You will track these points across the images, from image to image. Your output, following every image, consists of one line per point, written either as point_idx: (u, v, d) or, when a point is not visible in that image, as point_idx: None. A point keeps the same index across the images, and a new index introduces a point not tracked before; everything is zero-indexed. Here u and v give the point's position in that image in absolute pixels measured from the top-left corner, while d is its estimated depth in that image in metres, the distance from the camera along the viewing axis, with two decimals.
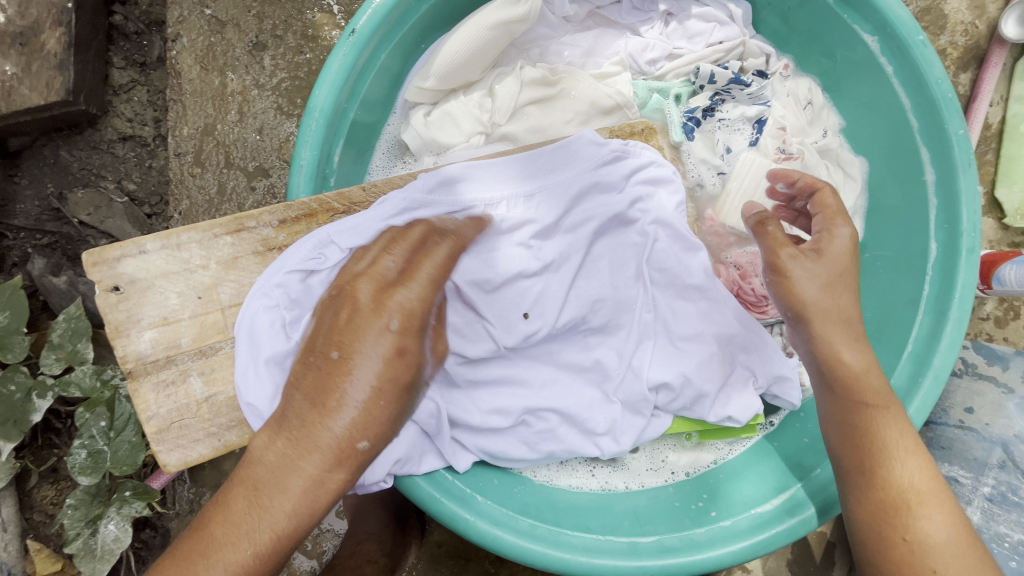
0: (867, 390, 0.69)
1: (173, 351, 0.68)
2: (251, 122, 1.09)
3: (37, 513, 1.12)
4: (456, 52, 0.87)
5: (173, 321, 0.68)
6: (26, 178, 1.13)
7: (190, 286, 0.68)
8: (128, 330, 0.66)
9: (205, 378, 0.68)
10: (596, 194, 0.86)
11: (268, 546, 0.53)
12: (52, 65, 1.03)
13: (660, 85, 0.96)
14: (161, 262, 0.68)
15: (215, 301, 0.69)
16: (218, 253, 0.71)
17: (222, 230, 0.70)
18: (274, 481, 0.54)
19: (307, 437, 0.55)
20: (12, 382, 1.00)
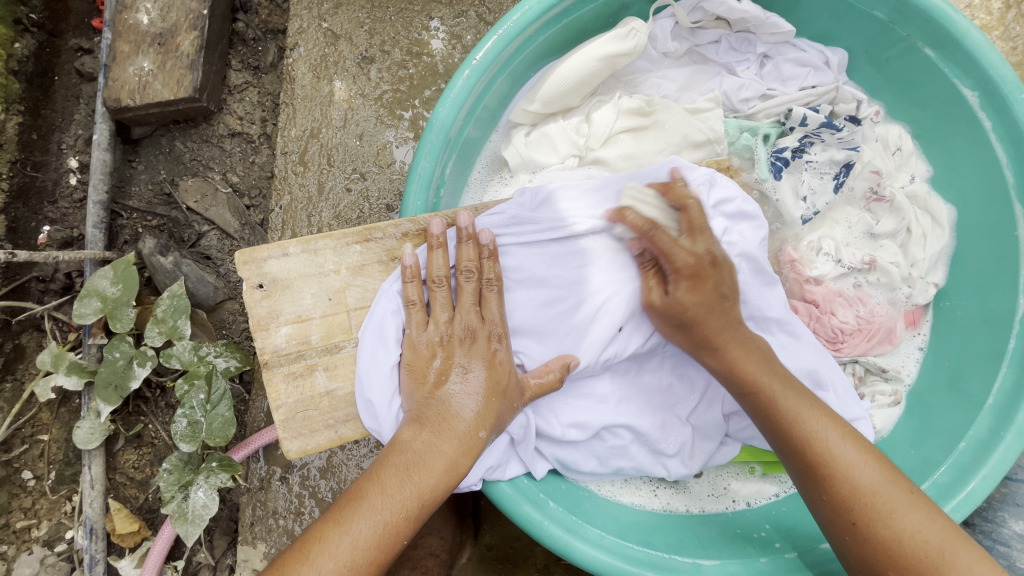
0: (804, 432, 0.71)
1: (303, 346, 0.77)
2: (353, 129, 1.17)
3: (120, 475, 1.19)
4: (563, 80, 0.93)
5: (306, 319, 0.77)
6: (143, 163, 1.23)
7: (323, 289, 0.78)
8: (269, 325, 0.76)
9: (329, 373, 0.78)
10: None
11: (413, 511, 0.64)
12: (184, 64, 1.14)
13: (751, 124, 0.99)
14: (300, 265, 0.78)
15: (343, 303, 0.79)
16: (347, 260, 0.80)
17: (354, 239, 0.80)
18: (420, 463, 0.66)
19: (446, 426, 0.69)
20: (118, 350, 1.08)
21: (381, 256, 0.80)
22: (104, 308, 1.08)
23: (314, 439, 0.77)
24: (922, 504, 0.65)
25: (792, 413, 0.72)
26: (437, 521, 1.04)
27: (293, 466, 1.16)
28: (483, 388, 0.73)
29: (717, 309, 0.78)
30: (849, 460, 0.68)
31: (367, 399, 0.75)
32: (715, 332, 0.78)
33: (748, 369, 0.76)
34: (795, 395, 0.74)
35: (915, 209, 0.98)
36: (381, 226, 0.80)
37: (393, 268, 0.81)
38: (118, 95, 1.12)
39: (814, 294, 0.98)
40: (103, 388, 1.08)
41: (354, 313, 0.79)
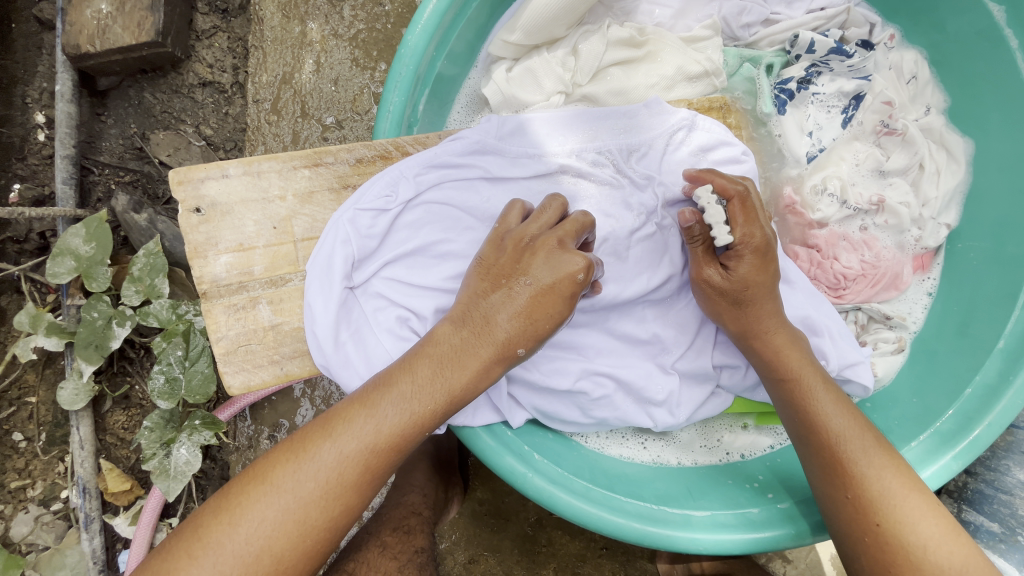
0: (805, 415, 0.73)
1: (245, 277, 0.71)
2: (327, 73, 1.10)
3: (110, 436, 1.19)
4: (547, 5, 0.85)
5: (248, 247, 0.71)
6: (112, 117, 1.17)
7: (267, 215, 0.71)
8: (207, 251, 0.69)
9: (273, 307, 0.72)
10: (675, 154, 0.85)
11: (431, 413, 0.62)
12: (144, 6, 1.07)
13: (752, 53, 0.92)
14: (241, 188, 0.71)
15: (290, 233, 0.72)
16: (295, 185, 0.73)
17: (302, 162, 0.73)
18: (451, 361, 0.63)
19: (487, 331, 0.64)
20: (95, 310, 1.06)
21: (331, 183, 0.74)
22: (79, 267, 1.05)
23: (259, 374, 0.71)
24: (887, 457, 0.69)
25: (811, 392, 0.74)
26: (421, 478, 1.02)
27: (282, 424, 1.15)
28: (526, 307, 0.64)
29: (765, 296, 0.77)
30: (832, 422, 0.71)
31: (315, 335, 0.69)
32: (761, 317, 0.77)
33: (790, 358, 0.76)
34: (829, 393, 0.74)
35: (928, 144, 0.91)
36: (332, 149, 0.74)
37: (345, 198, 0.74)
38: (77, 41, 1.06)
39: (817, 239, 0.92)
40: (83, 348, 1.06)
41: (302, 244, 0.72)
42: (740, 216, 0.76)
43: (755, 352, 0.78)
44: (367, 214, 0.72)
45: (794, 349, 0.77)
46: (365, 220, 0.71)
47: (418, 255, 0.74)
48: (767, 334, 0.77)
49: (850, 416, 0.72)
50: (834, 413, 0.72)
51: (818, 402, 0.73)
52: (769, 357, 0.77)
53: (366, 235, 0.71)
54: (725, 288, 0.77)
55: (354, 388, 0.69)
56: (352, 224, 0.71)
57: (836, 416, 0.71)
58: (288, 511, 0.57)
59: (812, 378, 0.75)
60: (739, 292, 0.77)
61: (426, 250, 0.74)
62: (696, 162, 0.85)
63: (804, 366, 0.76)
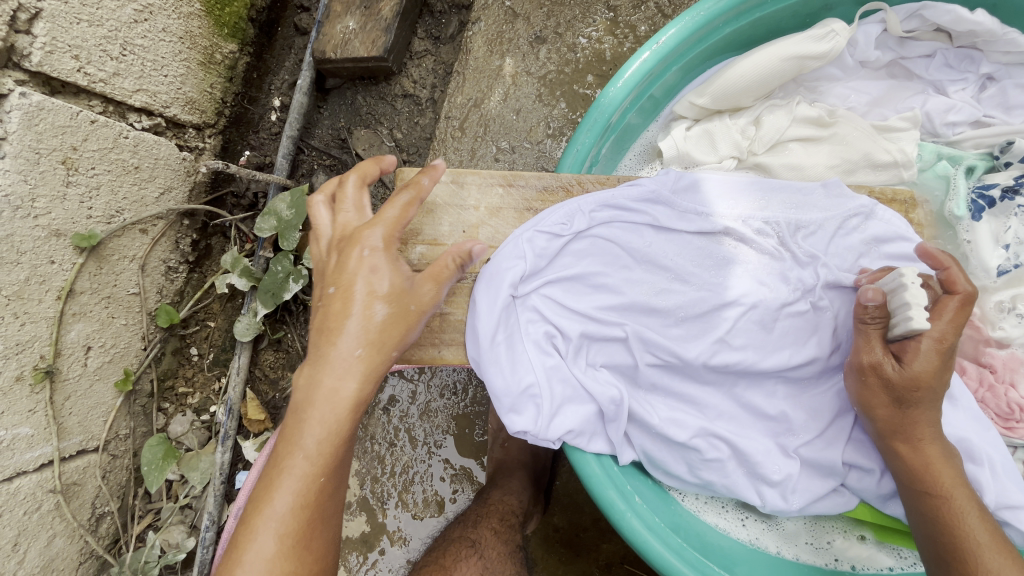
0: (949, 538, 0.69)
1: (431, 267, 0.84)
2: (512, 103, 1.23)
3: (260, 370, 1.39)
4: (740, 76, 0.89)
5: (439, 242, 0.85)
6: (328, 111, 1.41)
7: (461, 221, 0.85)
8: (410, 239, 0.84)
9: (449, 297, 0.84)
10: (843, 239, 0.84)
11: (329, 453, 0.70)
12: (381, 27, 1.28)
13: (953, 152, 0.89)
14: (446, 192, 0.86)
15: (475, 238, 0.85)
16: (488, 200, 0.87)
17: (498, 181, 0.87)
18: (319, 404, 0.70)
19: (323, 359, 0.71)
20: (280, 265, 1.27)
21: (518, 204, 0.87)
22: (278, 227, 1.26)
23: (420, 351, 0.84)
24: None
25: (961, 517, 0.70)
26: (517, 484, 1.07)
27: (397, 400, 1.26)
28: (379, 328, 0.72)
29: (928, 401, 0.73)
30: (982, 553, 0.67)
31: (476, 330, 0.79)
32: (918, 421, 0.73)
33: (942, 474, 0.72)
34: (981, 520, 0.69)
35: None
36: (525, 175, 0.87)
37: (526, 218, 0.86)
38: (324, 48, 1.30)
39: (992, 359, 0.84)
40: (263, 293, 1.27)
41: (483, 249, 0.85)
42: (950, 312, 0.72)
43: (902, 459, 0.75)
44: (544, 236, 0.82)
45: (945, 464, 0.73)
46: (541, 241, 0.82)
47: (577, 280, 0.84)
48: (919, 442, 0.74)
49: (1002, 552, 0.68)
50: (986, 543, 0.68)
51: (967, 527, 0.69)
52: (917, 467, 0.73)
53: (538, 254, 0.81)
54: (892, 382, 0.73)
55: (496, 384, 0.78)
56: (530, 242, 0.81)
57: (987, 548, 0.67)
58: (298, 503, 0.68)
59: (962, 500, 0.71)
60: (908, 391, 0.72)
61: (583, 278, 0.84)
62: (865, 252, 0.83)
63: (958, 485, 0.71)
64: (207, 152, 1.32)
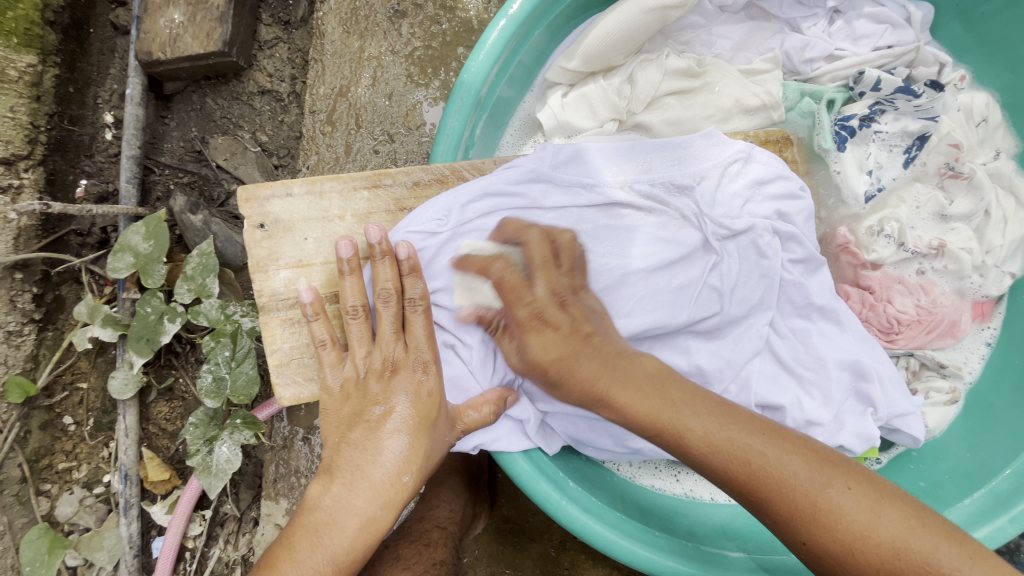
0: (745, 468, 0.60)
1: (302, 290, 0.77)
2: (382, 87, 1.13)
3: (152, 425, 1.23)
4: (606, 34, 0.85)
5: (306, 264, 0.78)
6: (174, 121, 1.23)
7: (326, 234, 0.79)
8: (268, 266, 0.77)
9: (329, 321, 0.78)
10: (729, 185, 0.84)
11: (329, 574, 0.64)
12: (214, 17, 1.11)
13: (814, 88, 0.90)
14: (303, 207, 0.79)
15: (347, 250, 0.79)
16: (354, 206, 0.81)
17: (362, 184, 0.81)
18: (334, 520, 0.66)
19: (360, 479, 0.68)
20: (149, 305, 1.10)
21: (388, 205, 0.81)
22: (137, 264, 1.09)
23: (308, 387, 0.79)
24: (829, 467, 0.59)
25: (701, 433, 0.63)
26: (449, 493, 1.03)
27: (316, 427, 1.18)
28: (408, 447, 0.71)
29: (586, 351, 0.72)
30: (772, 467, 0.59)
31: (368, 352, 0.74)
32: (589, 380, 0.71)
33: (669, 387, 0.68)
34: (697, 414, 0.65)
35: (997, 189, 0.87)
36: (391, 172, 0.81)
37: (399, 218, 0.81)
38: (149, 48, 1.11)
39: (870, 280, 0.89)
40: (135, 341, 1.10)
41: (356, 262, 0.79)
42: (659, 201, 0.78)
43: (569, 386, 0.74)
44: (418, 235, 0.78)
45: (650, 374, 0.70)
46: (419, 239, 0.78)
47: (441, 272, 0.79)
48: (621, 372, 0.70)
49: (769, 441, 0.61)
50: (747, 436, 0.62)
51: (711, 436, 0.63)
52: (631, 411, 0.68)
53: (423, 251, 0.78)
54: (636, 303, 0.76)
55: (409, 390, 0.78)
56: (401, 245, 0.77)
57: (757, 449, 0.61)
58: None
59: (689, 406, 0.66)
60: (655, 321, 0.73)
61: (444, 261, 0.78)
62: (751, 195, 0.83)
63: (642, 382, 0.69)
64: (26, 190, 1.10)
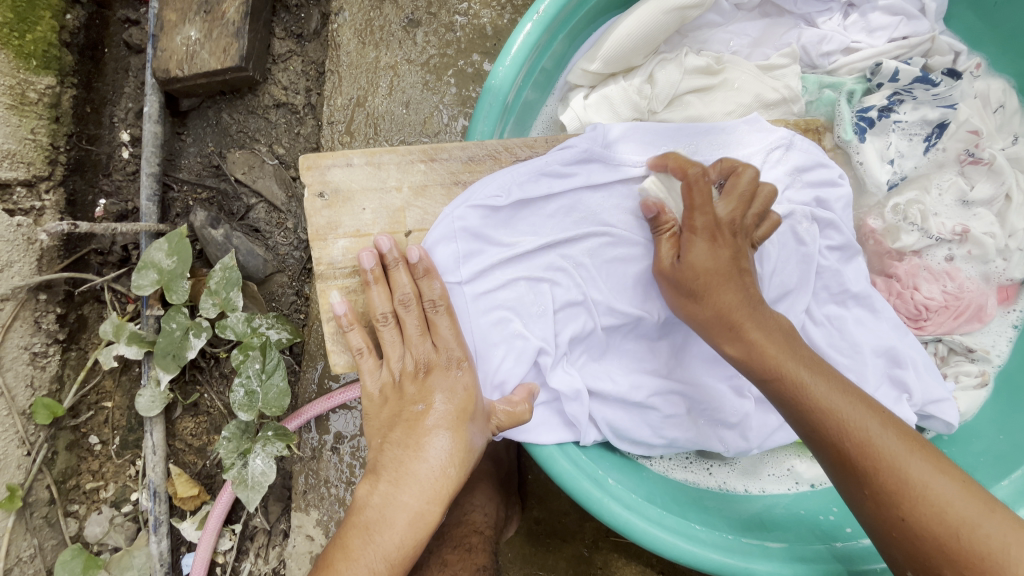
0: (844, 434, 0.64)
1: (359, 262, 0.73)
2: (399, 96, 1.14)
3: (179, 441, 1.23)
4: (627, 35, 0.87)
5: (364, 234, 0.73)
6: (191, 136, 1.23)
7: (384, 206, 0.73)
8: (327, 236, 0.72)
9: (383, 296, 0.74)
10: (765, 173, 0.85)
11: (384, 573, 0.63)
12: (230, 33, 1.12)
13: (832, 80, 0.91)
14: (363, 176, 0.73)
15: (403, 224, 0.74)
16: (410, 178, 0.75)
17: (418, 156, 0.75)
18: (384, 517, 0.65)
19: (406, 474, 0.67)
20: (175, 321, 1.10)
21: (444, 178, 0.76)
22: (161, 280, 1.09)
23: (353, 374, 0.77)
24: (923, 448, 0.63)
25: (819, 398, 0.66)
26: (482, 497, 1.03)
27: (344, 436, 1.18)
28: (451, 440, 0.69)
29: (733, 276, 0.72)
30: (868, 438, 0.63)
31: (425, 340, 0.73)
32: (725, 303, 0.71)
33: (765, 351, 0.70)
34: (823, 380, 0.67)
35: (1016, 173, 0.89)
36: (447, 147, 0.76)
37: (455, 193, 0.76)
38: (166, 66, 1.12)
39: (897, 269, 0.91)
40: (162, 357, 1.10)
41: (412, 235, 0.74)
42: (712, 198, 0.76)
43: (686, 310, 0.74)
44: (478, 211, 0.75)
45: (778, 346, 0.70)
46: (474, 218, 0.74)
47: (486, 248, 0.76)
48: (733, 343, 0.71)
49: (878, 415, 0.65)
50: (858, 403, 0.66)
51: (829, 399, 0.66)
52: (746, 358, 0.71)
53: (474, 232, 0.75)
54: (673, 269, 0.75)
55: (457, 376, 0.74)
56: (463, 222, 0.74)
57: (861, 415, 0.64)
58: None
59: (805, 371, 0.68)
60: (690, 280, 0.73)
61: (491, 235, 0.76)
62: (790, 182, 0.86)
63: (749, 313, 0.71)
64: (48, 211, 1.11)
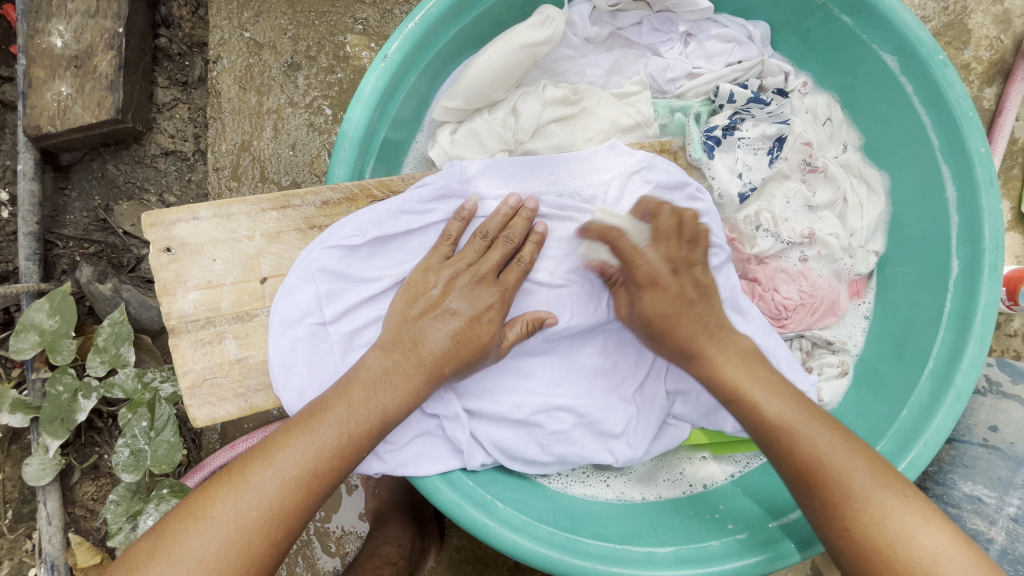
0: (826, 459, 0.66)
1: (213, 312, 0.74)
2: (285, 138, 1.15)
3: (79, 508, 1.17)
4: (481, 74, 0.91)
5: (216, 284, 0.74)
6: (76, 190, 1.19)
7: (235, 255, 0.74)
8: (175, 289, 0.72)
9: (239, 341, 0.74)
10: (629, 189, 0.88)
11: (259, 511, 0.59)
12: (104, 86, 1.10)
13: (681, 103, 0.99)
14: (212, 229, 0.74)
15: (257, 271, 0.75)
16: (263, 226, 0.76)
17: (269, 205, 0.76)
18: (270, 455, 0.61)
19: (308, 424, 0.63)
20: (60, 383, 1.05)
21: (298, 223, 0.77)
22: (43, 342, 1.04)
23: (224, 407, 0.73)
24: (868, 459, 0.66)
25: (809, 436, 0.68)
26: (395, 529, 1.03)
27: None
28: (380, 377, 0.68)
29: (686, 312, 0.81)
30: (836, 465, 0.65)
31: (285, 390, 0.73)
32: (689, 336, 0.80)
33: (730, 375, 0.76)
34: (828, 430, 0.68)
35: (850, 178, 0.98)
36: (300, 192, 0.77)
37: (312, 236, 0.77)
38: (37, 123, 1.08)
39: (756, 272, 0.98)
40: (48, 423, 1.05)
41: (269, 281, 0.75)
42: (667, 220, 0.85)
43: (652, 297, 0.82)
44: (336, 251, 0.75)
45: (749, 347, 0.80)
46: (332, 258, 0.74)
47: (349, 287, 0.76)
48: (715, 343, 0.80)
49: (852, 447, 0.67)
50: (832, 438, 0.67)
51: (819, 439, 0.67)
52: (755, 422, 0.73)
53: (334, 273, 0.75)
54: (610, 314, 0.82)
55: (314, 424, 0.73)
56: (319, 263, 0.74)
57: (826, 438, 0.67)
58: (230, 541, 0.57)
59: (814, 418, 0.70)
60: (660, 327, 0.82)
61: (350, 274, 0.76)
62: (652, 197, 0.89)
63: (710, 343, 0.79)
64: None
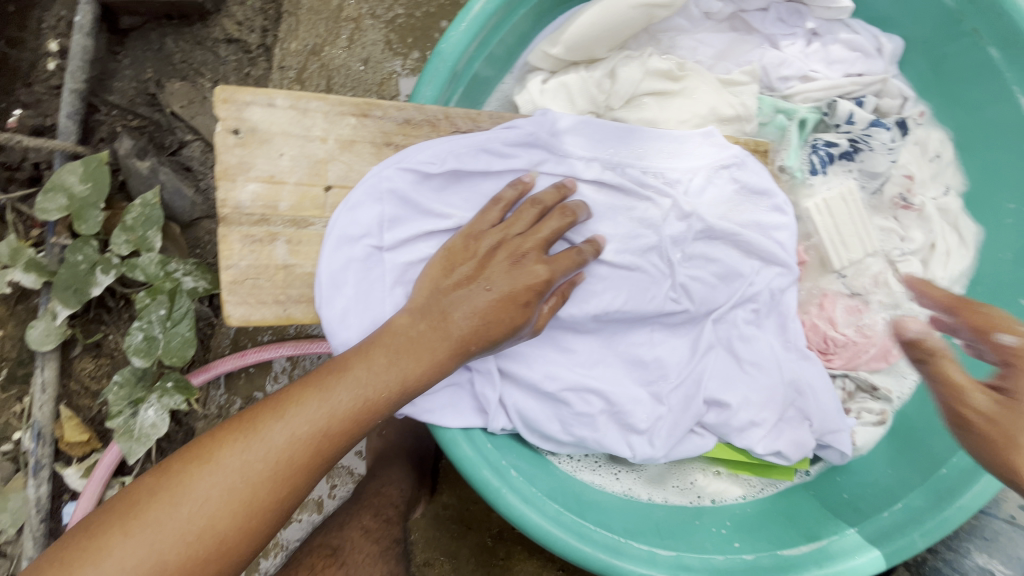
0: None
1: (269, 210, 0.68)
2: (359, 51, 1.08)
3: (74, 382, 1.14)
4: (592, 24, 0.84)
5: (278, 181, 0.68)
6: (128, 58, 1.14)
7: (305, 154, 0.69)
8: (235, 176, 0.67)
9: (290, 247, 0.69)
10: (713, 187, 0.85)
11: (271, 465, 0.57)
12: None
13: (787, 106, 0.92)
14: (285, 120, 0.69)
15: (323, 177, 0.70)
16: (338, 131, 0.71)
17: (350, 109, 0.71)
18: (288, 408, 0.59)
19: (330, 379, 0.61)
20: (81, 253, 1.01)
21: (375, 137, 0.72)
22: (70, 207, 1.00)
23: (260, 311, 0.69)
24: None
25: None
26: (399, 473, 1.04)
27: (255, 398, 1.12)
28: (400, 345, 0.63)
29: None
30: None
31: (330, 308, 0.69)
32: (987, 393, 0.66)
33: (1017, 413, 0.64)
34: None
35: (943, 224, 0.92)
36: (382, 103, 0.72)
37: (386, 154, 0.72)
38: None
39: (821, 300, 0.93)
40: (61, 291, 1.00)
41: (332, 191, 0.70)
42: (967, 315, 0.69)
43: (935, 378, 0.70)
44: (409, 175, 0.71)
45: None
46: (404, 182, 0.70)
47: (413, 217, 0.72)
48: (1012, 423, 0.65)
49: None
50: None
51: None
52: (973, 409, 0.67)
53: (402, 199, 0.71)
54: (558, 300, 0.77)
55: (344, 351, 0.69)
56: (390, 183, 0.70)
57: None
58: (234, 489, 0.56)
59: None
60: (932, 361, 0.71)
61: (419, 203, 0.71)
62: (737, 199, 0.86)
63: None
64: None
